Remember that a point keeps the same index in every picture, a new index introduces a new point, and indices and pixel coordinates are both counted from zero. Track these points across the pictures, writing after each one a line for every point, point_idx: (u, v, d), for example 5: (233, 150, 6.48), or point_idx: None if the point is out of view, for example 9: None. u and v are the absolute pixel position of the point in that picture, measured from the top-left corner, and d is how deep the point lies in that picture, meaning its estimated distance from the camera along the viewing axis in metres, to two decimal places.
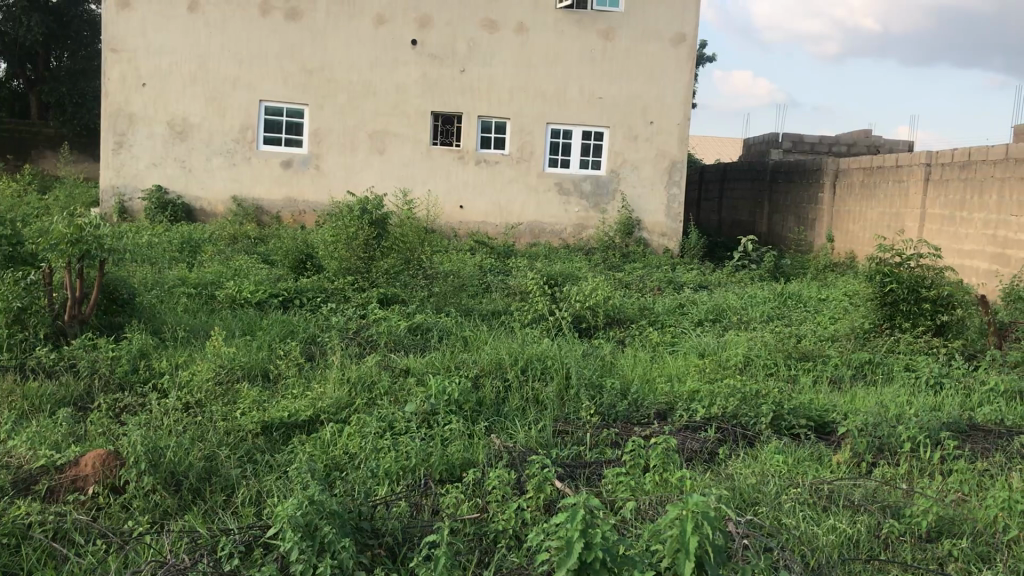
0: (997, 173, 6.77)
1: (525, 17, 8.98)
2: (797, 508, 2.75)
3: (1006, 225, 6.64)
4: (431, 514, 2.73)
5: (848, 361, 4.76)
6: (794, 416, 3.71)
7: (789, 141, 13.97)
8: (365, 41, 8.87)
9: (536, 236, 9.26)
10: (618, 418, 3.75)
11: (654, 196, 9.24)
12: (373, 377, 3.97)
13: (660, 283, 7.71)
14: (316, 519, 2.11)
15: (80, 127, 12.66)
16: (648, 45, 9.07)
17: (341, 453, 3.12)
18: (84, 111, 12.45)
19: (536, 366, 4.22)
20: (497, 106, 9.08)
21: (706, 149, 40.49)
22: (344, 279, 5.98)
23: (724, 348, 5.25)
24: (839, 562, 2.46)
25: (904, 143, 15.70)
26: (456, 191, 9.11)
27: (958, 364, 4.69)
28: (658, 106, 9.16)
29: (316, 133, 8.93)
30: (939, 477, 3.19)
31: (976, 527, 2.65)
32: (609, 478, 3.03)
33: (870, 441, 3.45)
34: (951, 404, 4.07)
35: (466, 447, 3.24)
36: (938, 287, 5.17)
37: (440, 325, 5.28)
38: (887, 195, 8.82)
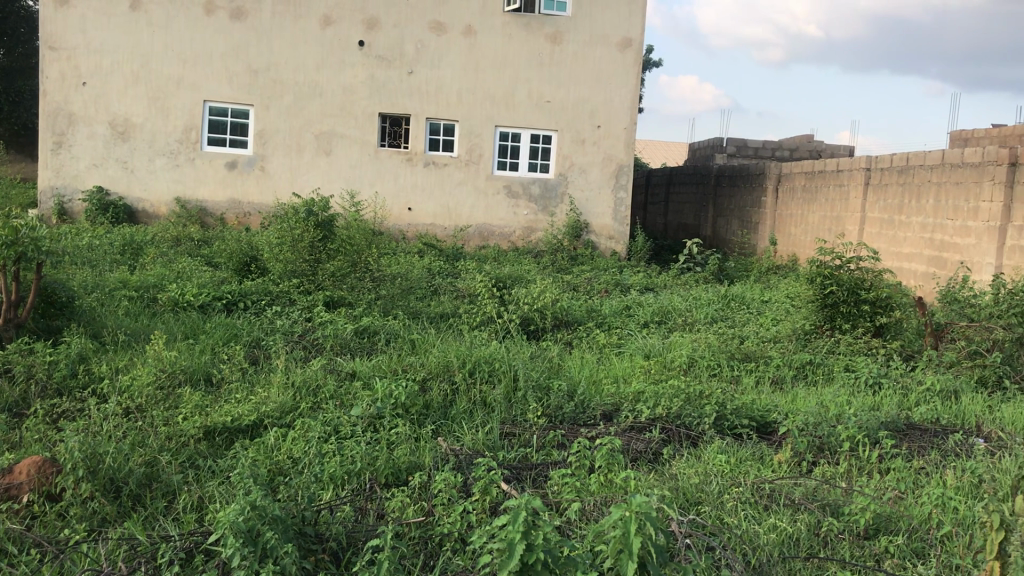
0: (933, 178, 7.18)
1: (472, 20, 9.15)
2: (738, 508, 3.00)
3: (941, 228, 7.06)
4: (376, 518, 2.88)
5: (790, 362, 5.06)
6: (737, 416, 3.96)
7: (733, 146, 14.47)
8: (311, 42, 8.94)
9: (485, 239, 9.44)
10: (566, 419, 3.95)
11: (604, 199, 9.48)
12: (317, 382, 4.10)
13: (607, 286, 7.99)
14: (258, 525, 2.19)
15: (18, 127, 12.59)
16: (595, 49, 9.31)
17: (284, 457, 3.28)
18: (22, 109, 12.37)
19: (483, 369, 4.37)
20: (445, 108, 9.22)
21: (653, 153, 41.08)
22: (288, 282, 6.08)
23: (668, 349, 5.56)
24: (779, 560, 2.67)
25: (844, 148, 16.37)
26: (404, 193, 9.24)
27: (896, 364, 4.97)
28: (605, 110, 9.41)
29: (262, 134, 8.97)
30: (877, 475, 3.43)
31: (911, 524, 2.91)
32: (555, 480, 3.21)
33: (810, 440, 3.69)
34: (890, 403, 4.33)
35: (413, 451, 3.41)
36: (876, 290, 5.44)
37: (388, 328, 5.42)
38: (829, 198, 9.25)
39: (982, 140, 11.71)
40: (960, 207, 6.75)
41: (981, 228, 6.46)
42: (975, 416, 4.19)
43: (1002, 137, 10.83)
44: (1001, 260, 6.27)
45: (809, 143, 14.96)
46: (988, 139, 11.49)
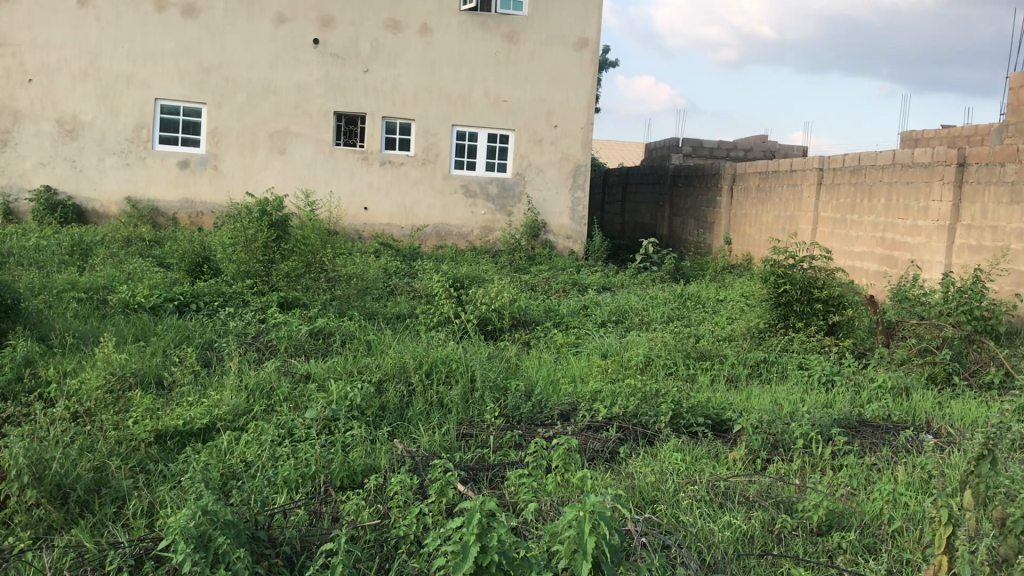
0: (886, 178, 7.62)
1: (428, 19, 9.66)
2: (695, 506, 3.09)
3: (893, 227, 7.48)
4: (331, 522, 2.89)
5: (745, 361, 5.35)
6: (692, 415, 4.07)
7: (689, 146, 14.75)
8: (266, 40, 9.36)
9: (442, 238, 9.91)
10: (523, 420, 4.01)
11: (561, 198, 10.04)
12: (271, 385, 4.14)
13: (565, 285, 8.30)
14: (209, 530, 2.23)
15: None
16: (552, 48, 9.88)
17: (237, 461, 3.29)
18: None
19: (440, 370, 4.41)
20: (401, 107, 9.68)
21: (610, 153, 41.13)
22: (242, 283, 5.92)
23: (626, 348, 5.72)
24: (734, 559, 2.75)
25: (798, 148, 16.71)
26: (360, 193, 9.66)
27: (849, 362, 5.32)
28: (561, 110, 9.98)
29: (214, 132, 9.32)
30: (831, 472, 3.55)
31: (863, 520, 3.03)
32: (511, 481, 3.22)
33: (765, 439, 3.81)
34: (843, 401, 4.58)
35: (369, 453, 3.42)
36: (829, 288, 5.80)
37: (343, 329, 5.31)
38: (782, 198, 9.75)
39: (931, 141, 11.87)
40: (912, 207, 7.19)
41: (931, 228, 6.91)
42: (927, 413, 4.46)
43: (948, 138, 11.03)
44: (950, 259, 6.73)
45: (764, 143, 15.28)
46: (937, 140, 11.64)
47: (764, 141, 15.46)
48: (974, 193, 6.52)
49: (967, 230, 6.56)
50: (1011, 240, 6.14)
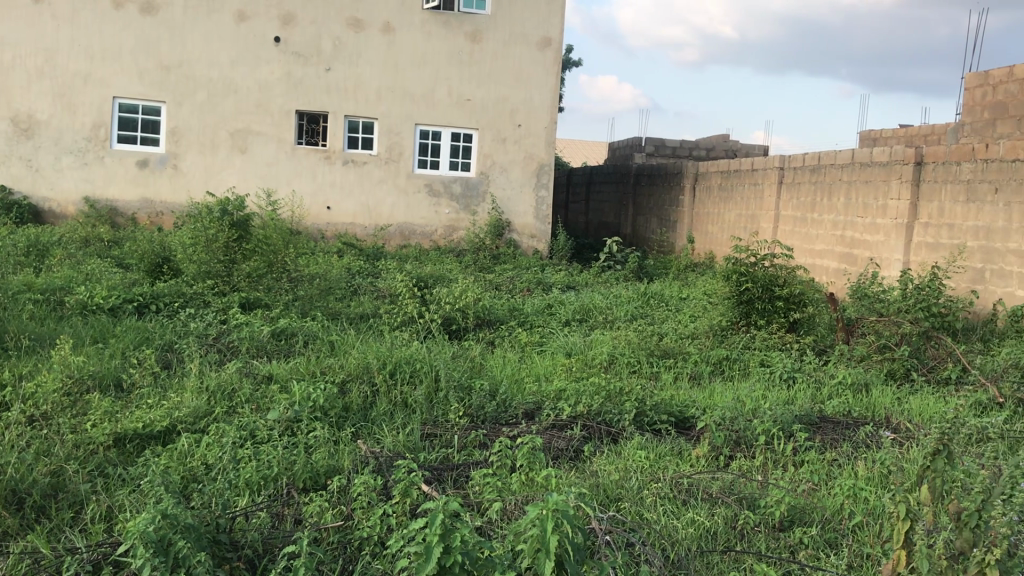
0: (845, 177, 7.75)
1: (391, 17, 9.61)
2: (657, 503, 3.10)
3: (852, 226, 7.59)
4: (294, 523, 2.87)
5: (707, 358, 5.41)
6: (655, 412, 4.10)
7: (652, 146, 14.84)
8: (227, 38, 9.28)
9: (406, 237, 9.87)
10: (488, 419, 4.00)
11: (525, 198, 10.03)
12: (234, 386, 4.09)
13: (529, 283, 8.31)
14: (169, 535, 2.19)
15: None
16: (515, 48, 9.84)
17: (198, 464, 3.23)
18: None
19: (404, 370, 4.41)
20: (363, 106, 9.63)
21: (574, 152, 41.18)
22: (203, 284, 5.86)
23: (589, 347, 5.75)
24: (697, 555, 2.77)
25: (760, 148, 16.84)
26: (323, 192, 9.62)
27: (810, 358, 5.41)
28: (525, 109, 9.95)
29: (174, 132, 9.24)
30: (792, 468, 3.59)
31: (824, 516, 3.06)
32: (476, 481, 3.22)
33: (727, 435, 3.85)
34: (802, 397, 4.63)
35: (332, 454, 3.39)
36: (790, 287, 5.95)
37: (306, 330, 5.28)
38: (744, 197, 9.84)
39: (890, 141, 12.03)
40: (870, 206, 7.30)
41: (890, 226, 7.03)
42: (885, 408, 4.51)
43: (907, 138, 11.19)
44: (909, 256, 6.84)
45: (726, 142, 15.39)
46: (895, 140, 11.79)
47: (726, 141, 15.58)
48: (931, 192, 6.61)
49: (925, 228, 6.65)
50: (967, 238, 6.23)
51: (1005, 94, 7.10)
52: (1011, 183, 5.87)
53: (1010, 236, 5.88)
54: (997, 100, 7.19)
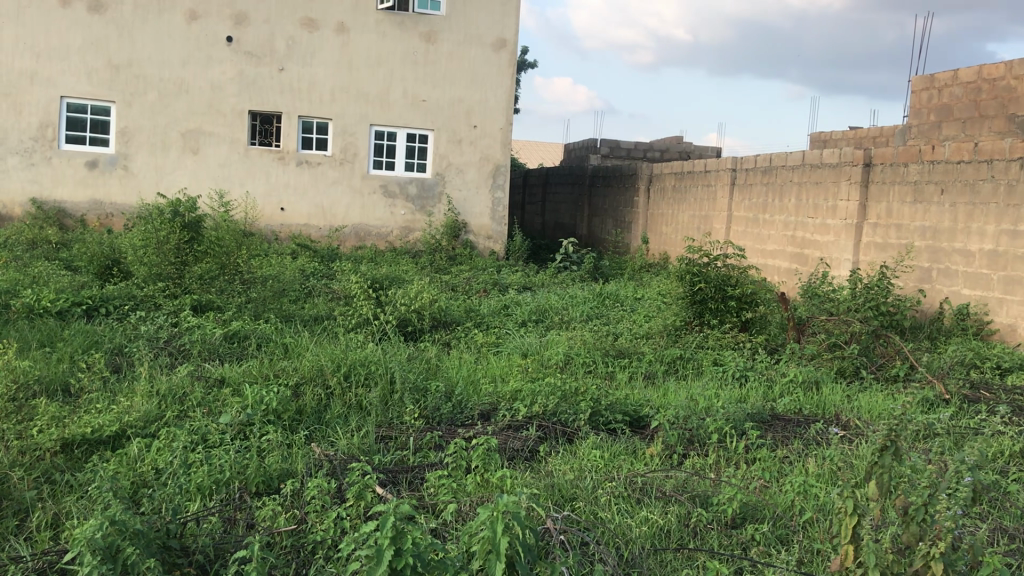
0: (796, 178, 8.00)
1: (345, 17, 9.67)
2: (612, 502, 3.23)
3: (803, 227, 7.84)
4: (246, 527, 2.93)
5: (662, 357, 5.57)
6: (611, 411, 4.24)
7: (607, 147, 15.04)
8: (177, 37, 9.25)
9: (361, 239, 9.94)
10: (444, 420, 4.11)
11: (482, 197, 10.15)
12: (183, 390, 4.16)
13: (486, 285, 8.41)
14: (118, 541, 2.23)
15: None
16: (470, 49, 9.96)
17: (148, 469, 3.30)
18: None
19: (358, 373, 4.50)
20: (317, 106, 9.68)
21: (529, 155, 41.37)
22: (154, 286, 5.88)
23: (545, 347, 5.88)
24: (652, 553, 2.89)
25: (713, 150, 17.17)
26: (276, 193, 9.65)
27: (760, 357, 5.58)
28: (480, 110, 10.07)
29: (123, 132, 9.21)
30: (744, 465, 3.74)
31: (775, 513, 3.19)
32: (431, 483, 3.31)
33: (681, 434, 4.00)
34: (756, 395, 4.78)
35: (285, 458, 3.47)
36: (742, 286, 6.10)
37: (259, 332, 5.35)
38: (697, 199, 10.06)
39: (838, 142, 12.36)
40: (820, 206, 7.54)
41: (840, 226, 7.27)
42: (834, 406, 4.67)
43: (855, 139, 11.51)
44: (858, 255, 7.09)
45: (679, 144, 15.68)
46: (844, 141, 12.12)
47: (679, 142, 15.87)
48: (879, 192, 6.87)
49: (873, 229, 6.90)
50: (915, 238, 6.46)
51: (951, 97, 7.51)
52: (957, 184, 6.11)
53: (956, 235, 6.12)
54: (943, 102, 7.59)
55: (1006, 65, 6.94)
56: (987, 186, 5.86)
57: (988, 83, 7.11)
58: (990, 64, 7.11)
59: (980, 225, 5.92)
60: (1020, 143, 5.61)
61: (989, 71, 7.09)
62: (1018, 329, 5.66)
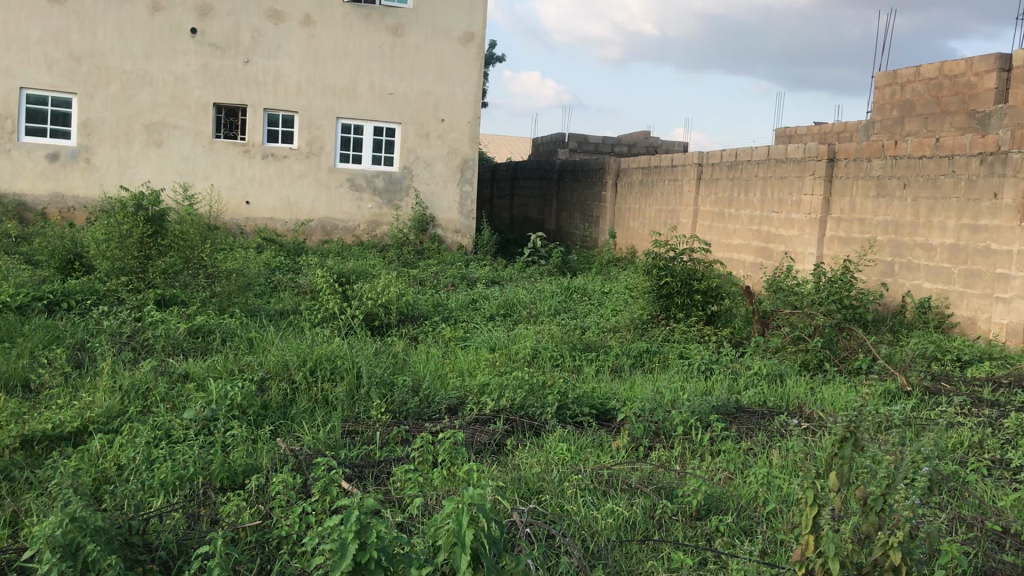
0: (760, 172, 8.18)
1: (311, 10, 9.70)
2: (578, 495, 3.31)
3: (768, 221, 8.04)
4: (209, 523, 2.97)
5: (628, 350, 5.70)
6: (577, 405, 4.36)
7: (575, 141, 15.18)
8: (140, 29, 9.23)
9: (327, 232, 10.01)
10: (410, 415, 4.20)
11: (449, 192, 10.23)
12: (147, 385, 4.22)
13: (454, 279, 8.51)
14: (78, 538, 2.26)
15: None
16: (437, 42, 10.02)
17: (110, 464, 3.36)
18: None
19: (325, 367, 4.58)
20: (283, 99, 9.71)
21: (498, 148, 41.41)
22: (117, 280, 5.91)
23: (513, 341, 5.96)
24: (617, 544, 2.98)
25: (680, 144, 17.41)
26: (241, 186, 9.69)
27: (725, 350, 5.73)
28: (447, 103, 10.13)
29: (85, 125, 9.20)
30: (709, 457, 3.85)
31: (737, 504, 3.30)
32: (398, 477, 3.38)
33: (645, 426, 4.12)
34: (720, 388, 4.92)
35: (251, 453, 3.55)
36: (707, 281, 6.38)
37: (223, 326, 5.41)
38: (664, 193, 10.23)
39: (803, 137, 12.57)
40: (785, 202, 7.74)
41: (804, 221, 7.49)
42: (798, 398, 4.80)
43: (819, 135, 11.75)
44: (821, 250, 7.33)
45: (647, 139, 15.87)
46: (807, 137, 12.36)
47: (647, 137, 16.06)
48: (843, 187, 7.09)
49: (837, 223, 7.13)
50: (877, 232, 6.68)
51: (912, 93, 7.77)
52: (918, 179, 6.31)
53: (917, 230, 6.32)
54: (905, 98, 7.84)
55: (966, 62, 7.18)
56: (948, 181, 6.05)
57: (948, 80, 7.35)
58: (951, 61, 7.35)
59: (941, 220, 6.11)
60: (978, 138, 5.82)
61: (950, 68, 7.32)
62: (975, 322, 5.84)
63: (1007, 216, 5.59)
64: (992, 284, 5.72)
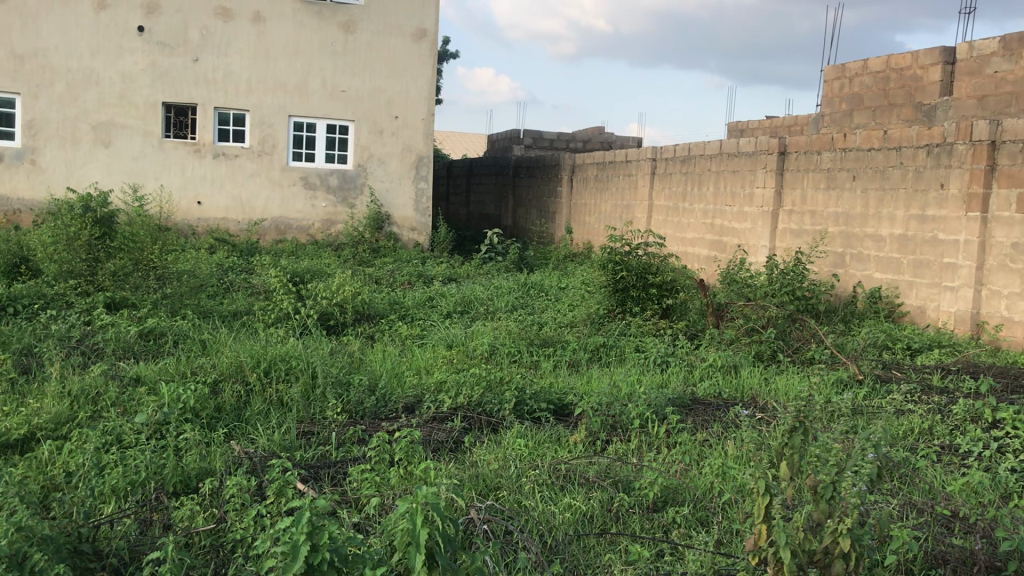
0: (713, 166, 8.35)
1: (260, 7, 9.67)
2: (536, 491, 3.36)
3: (721, 215, 8.21)
4: (162, 528, 2.94)
5: (585, 345, 5.79)
6: (535, 401, 4.42)
7: (530, 137, 15.26)
8: (85, 26, 9.17)
9: (281, 232, 10.00)
10: (366, 415, 4.21)
11: (404, 189, 10.27)
12: (97, 390, 4.21)
13: (410, 277, 8.55)
14: (25, 548, 2.23)
15: None
16: (389, 39, 10.05)
17: (59, 472, 3.34)
18: None
19: (279, 368, 4.60)
20: (233, 97, 9.66)
21: (455, 146, 41.25)
22: (65, 284, 5.85)
23: (470, 338, 6.00)
24: (575, 538, 3.03)
25: (635, 139, 17.60)
26: (192, 186, 9.65)
27: (681, 343, 5.85)
28: (401, 100, 10.16)
29: (30, 124, 9.12)
30: (666, 450, 3.93)
31: (695, 496, 3.37)
32: (354, 478, 3.39)
33: (602, 421, 4.18)
34: (676, 380, 5.02)
35: (203, 457, 3.52)
36: (662, 275, 6.52)
37: (175, 329, 5.38)
38: (619, 188, 10.39)
39: (754, 132, 12.78)
40: (738, 196, 7.91)
41: (757, 214, 7.67)
42: (753, 389, 4.90)
43: (770, 129, 11.99)
44: (774, 242, 7.53)
45: (602, 135, 16.02)
46: (759, 131, 12.57)
47: (601, 133, 16.20)
48: (794, 179, 7.29)
49: (790, 215, 7.33)
50: (829, 224, 6.87)
51: (861, 87, 7.96)
52: (868, 171, 6.50)
53: (867, 221, 6.52)
54: (853, 91, 8.04)
55: (911, 55, 7.41)
56: (896, 172, 6.22)
57: (896, 73, 7.57)
58: (897, 55, 7.58)
59: (890, 211, 6.30)
60: (924, 130, 5.95)
61: (897, 61, 7.55)
62: (926, 310, 6.03)
63: (953, 207, 5.75)
64: (940, 274, 5.88)
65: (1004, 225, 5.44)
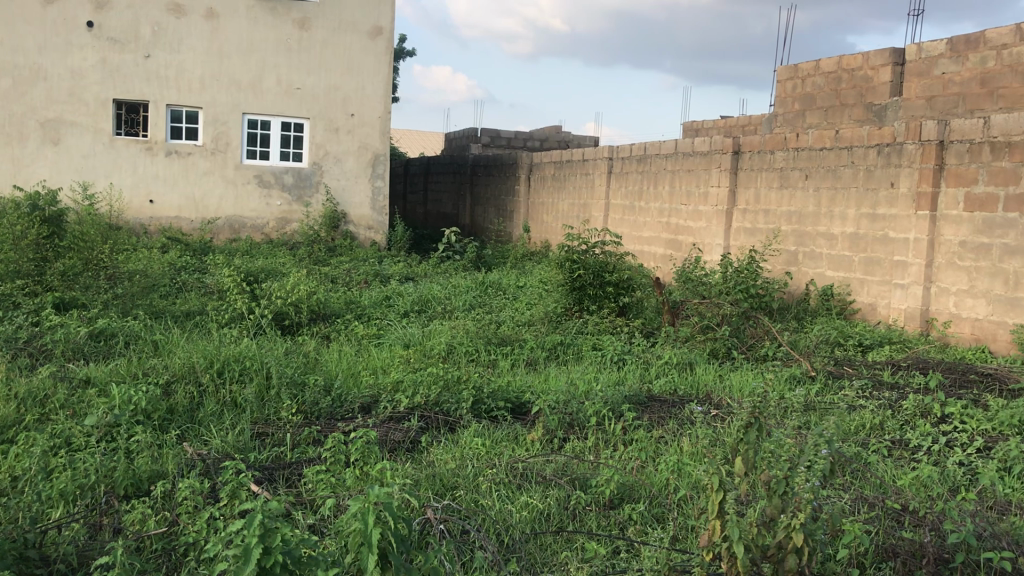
0: (669, 166, 8.45)
1: (214, 3, 9.58)
2: (493, 489, 3.38)
3: (677, 214, 8.32)
4: (112, 533, 2.88)
5: (542, 344, 5.82)
6: (492, 400, 4.45)
7: (488, 136, 15.28)
8: (33, 22, 9.05)
9: (234, 230, 9.94)
10: (323, 415, 4.21)
11: (360, 187, 10.24)
12: (46, 392, 4.17)
13: (367, 276, 8.55)
14: None
15: None
16: (344, 36, 10.01)
17: (6, 475, 3.29)
18: None
19: (233, 369, 4.58)
20: (186, 94, 9.57)
21: (412, 144, 41.14)
22: (11, 283, 5.65)
23: (427, 338, 6.01)
24: (532, 537, 3.05)
25: (592, 138, 17.70)
26: (144, 184, 9.55)
27: (636, 341, 5.92)
28: (356, 98, 10.12)
29: None
30: (622, 447, 3.95)
31: (649, 493, 3.40)
32: (310, 479, 3.39)
33: (560, 419, 4.23)
34: (631, 377, 5.08)
35: (155, 458, 3.48)
36: (617, 273, 6.64)
37: (126, 330, 5.31)
38: (577, 187, 10.48)
39: (710, 131, 12.95)
40: (693, 195, 8.02)
41: (711, 213, 7.78)
42: (708, 385, 4.97)
43: (724, 128, 12.15)
44: (728, 241, 7.65)
45: (559, 134, 16.10)
46: (714, 130, 12.72)
47: (558, 132, 16.28)
48: (747, 179, 7.42)
49: (743, 214, 7.46)
50: (781, 223, 7.01)
51: (812, 87, 8.10)
52: (820, 170, 6.64)
53: (819, 220, 6.66)
54: (806, 92, 8.17)
55: (862, 56, 7.56)
56: (847, 172, 6.37)
57: (847, 73, 7.71)
58: (849, 56, 7.72)
59: (842, 210, 6.44)
60: (875, 130, 6.09)
61: (848, 62, 7.69)
62: (877, 307, 6.16)
63: (903, 205, 5.89)
64: (891, 271, 6.01)
65: (952, 223, 5.59)
